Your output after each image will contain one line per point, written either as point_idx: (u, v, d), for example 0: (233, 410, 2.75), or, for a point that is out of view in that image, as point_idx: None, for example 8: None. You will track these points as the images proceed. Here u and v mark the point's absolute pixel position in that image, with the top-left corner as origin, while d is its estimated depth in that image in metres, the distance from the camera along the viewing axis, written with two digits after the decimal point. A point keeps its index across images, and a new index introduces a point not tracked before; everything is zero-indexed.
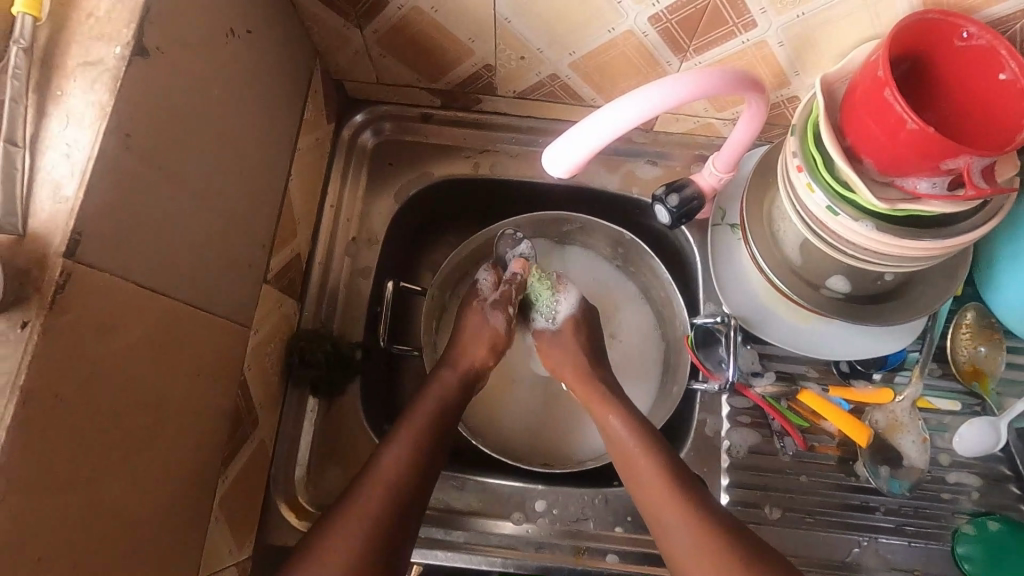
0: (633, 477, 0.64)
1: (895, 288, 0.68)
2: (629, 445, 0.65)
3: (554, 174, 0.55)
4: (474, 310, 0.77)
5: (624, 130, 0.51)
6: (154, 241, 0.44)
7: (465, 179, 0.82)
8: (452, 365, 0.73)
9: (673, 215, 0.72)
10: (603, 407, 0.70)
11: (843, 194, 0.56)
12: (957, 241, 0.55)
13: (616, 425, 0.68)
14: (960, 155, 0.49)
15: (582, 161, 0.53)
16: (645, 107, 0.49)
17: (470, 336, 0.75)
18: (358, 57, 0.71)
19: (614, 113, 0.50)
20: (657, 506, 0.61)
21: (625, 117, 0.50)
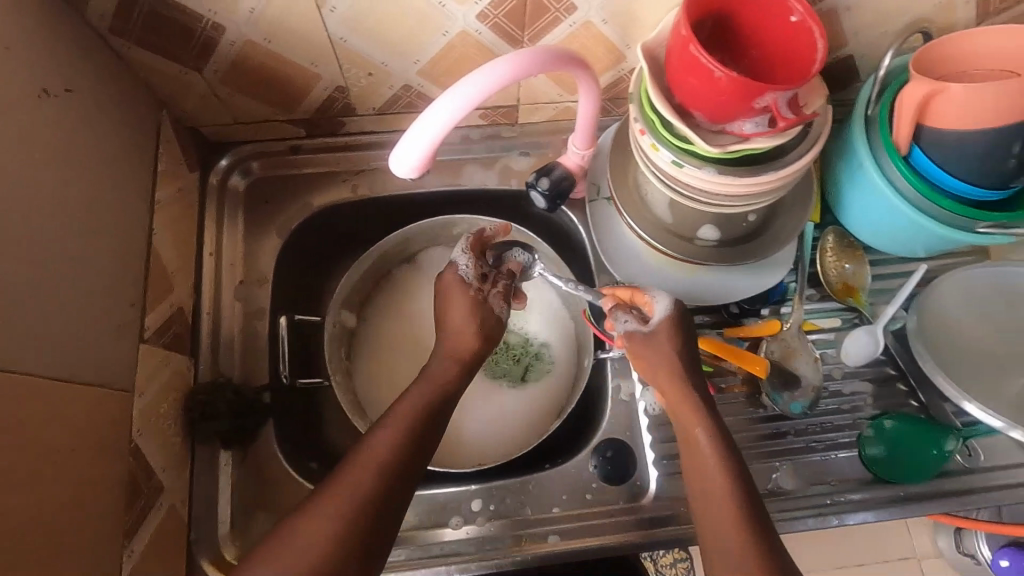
0: (705, 493, 0.58)
1: (759, 226, 0.73)
2: (704, 460, 0.59)
3: (403, 175, 0.55)
4: (468, 289, 0.70)
5: (452, 122, 0.51)
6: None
7: (347, 203, 0.82)
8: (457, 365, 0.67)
9: (548, 198, 0.74)
10: (690, 416, 0.62)
11: (684, 148, 0.60)
12: (788, 170, 0.60)
13: (705, 440, 0.60)
14: (765, 93, 0.54)
15: (426, 154, 0.53)
16: (464, 97, 0.50)
17: (466, 323, 0.69)
18: (207, 100, 0.70)
19: (438, 109, 0.50)
20: (721, 523, 0.56)
21: (448, 111, 0.50)
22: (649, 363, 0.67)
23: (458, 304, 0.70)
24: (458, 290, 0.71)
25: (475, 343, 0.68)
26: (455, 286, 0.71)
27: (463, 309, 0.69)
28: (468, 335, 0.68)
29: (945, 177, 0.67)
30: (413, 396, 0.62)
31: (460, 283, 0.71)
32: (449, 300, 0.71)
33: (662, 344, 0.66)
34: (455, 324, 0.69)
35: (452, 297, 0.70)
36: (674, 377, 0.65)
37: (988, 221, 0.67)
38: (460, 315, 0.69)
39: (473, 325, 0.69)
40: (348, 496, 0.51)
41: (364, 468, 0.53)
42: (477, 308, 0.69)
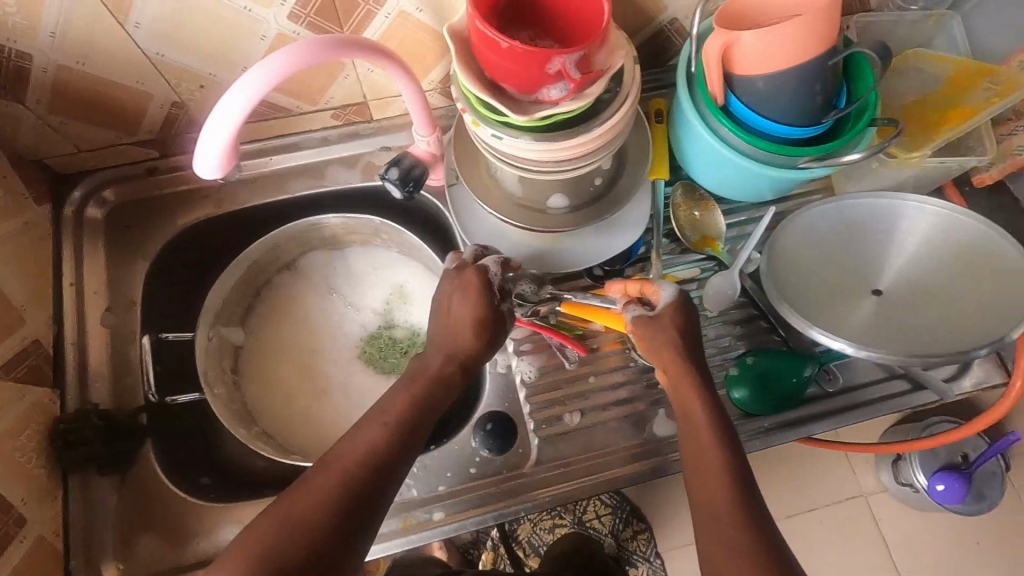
0: (697, 468, 0.59)
1: (606, 188, 0.77)
2: (697, 431, 0.60)
3: (208, 175, 0.54)
4: (473, 289, 0.67)
5: (241, 118, 0.51)
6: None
7: (212, 217, 0.83)
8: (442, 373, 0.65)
9: (401, 186, 0.76)
10: (688, 394, 0.63)
11: (501, 120, 0.63)
12: (601, 129, 0.64)
13: (702, 418, 0.61)
14: (552, 58, 0.57)
15: (227, 146, 0.52)
16: (247, 91, 0.50)
17: (462, 317, 0.67)
18: (40, 131, 0.70)
19: (224, 106, 0.50)
20: (709, 491, 0.56)
21: (232, 107, 0.50)
22: (648, 340, 0.66)
23: (475, 296, 0.67)
24: (460, 287, 0.67)
25: (470, 339, 0.66)
26: (463, 289, 0.67)
27: (470, 310, 0.66)
28: (466, 334, 0.66)
29: (759, 120, 0.71)
30: (402, 399, 0.62)
31: (466, 287, 0.67)
32: (467, 294, 0.67)
33: (664, 327, 0.65)
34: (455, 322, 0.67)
35: (468, 295, 0.67)
36: (675, 357, 0.64)
37: (806, 156, 0.71)
38: (456, 308, 0.67)
39: (473, 319, 0.66)
40: (324, 496, 0.53)
41: (338, 473, 0.55)
42: (484, 304, 0.66)
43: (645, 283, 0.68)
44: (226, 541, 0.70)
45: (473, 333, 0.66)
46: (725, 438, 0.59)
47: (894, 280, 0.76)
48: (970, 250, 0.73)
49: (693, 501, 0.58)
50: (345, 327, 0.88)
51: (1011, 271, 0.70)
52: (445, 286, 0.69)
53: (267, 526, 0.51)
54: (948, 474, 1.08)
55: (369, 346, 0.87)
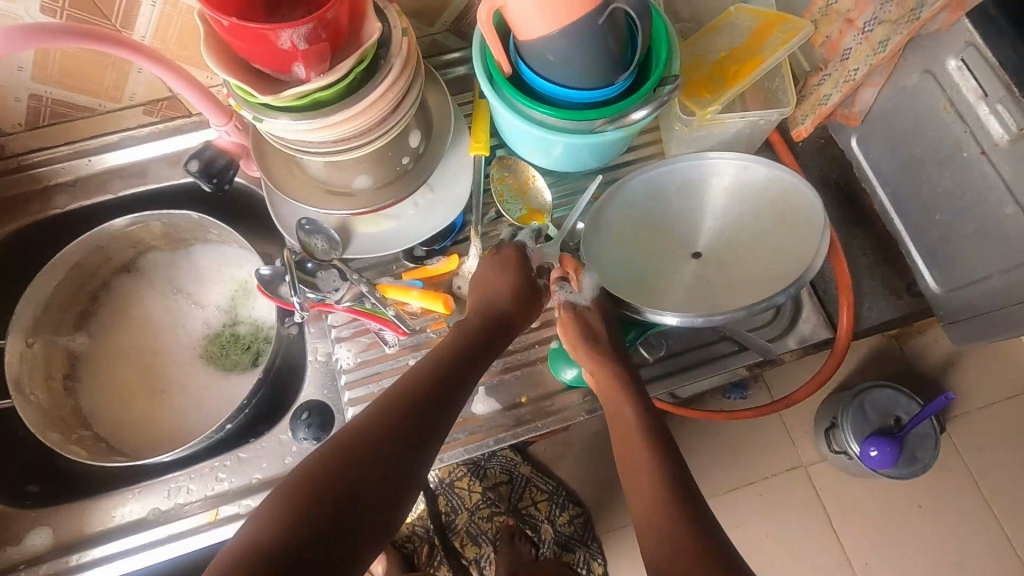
0: (629, 465, 0.63)
1: (412, 167, 0.76)
2: (628, 429, 0.65)
3: None
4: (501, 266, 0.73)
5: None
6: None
7: (34, 222, 0.82)
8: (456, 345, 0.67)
9: (202, 179, 0.75)
10: (613, 391, 0.68)
11: (247, 97, 0.61)
12: (359, 106, 0.62)
13: (630, 414, 0.66)
14: (274, 34, 0.55)
15: None
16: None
17: (505, 287, 0.71)
18: None
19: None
20: (639, 483, 0.61)
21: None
22: (570, 342, 0.70)
23: (511, 267, 0.72)
24: (502, 261, 0.73)
25: (513, 306, 0.71)
26: (491, 269, 0.73)
27: (499, 291, 0.71)
28: (500, 300, 0.70)
29: (546, 87, 0.69)
30: (434, 366, 0.64)
31: (492, 273, 0.73)
32: (487, 275, 0.72)
33: (585, 326, 0.69)
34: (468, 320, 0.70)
35: (508, 267, 0.72)
36: (596, 356, 0.68)
37: (599, 119, 0.70)
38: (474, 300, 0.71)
39: (510, 290, 0.71)
40: (349, 458, 0.54)
41: (353, 455, 0.54)
42: (517, 274, 0.72)
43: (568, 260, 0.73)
44: (36, 545, 0.70)
45: (514, 296, 0.71)
46: (659, 432, 0.64)
47: (710, 240, 0.76)
48: (776, 204, 0.72)
49: (631, 498, 0.62)
50: (186, 325, 0.88)
51: (809, 221, 0.69)
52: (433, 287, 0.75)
53: (266, 524, 0.48)
54: (881, 437, 1.00)
55: (212, 344, 0.87)
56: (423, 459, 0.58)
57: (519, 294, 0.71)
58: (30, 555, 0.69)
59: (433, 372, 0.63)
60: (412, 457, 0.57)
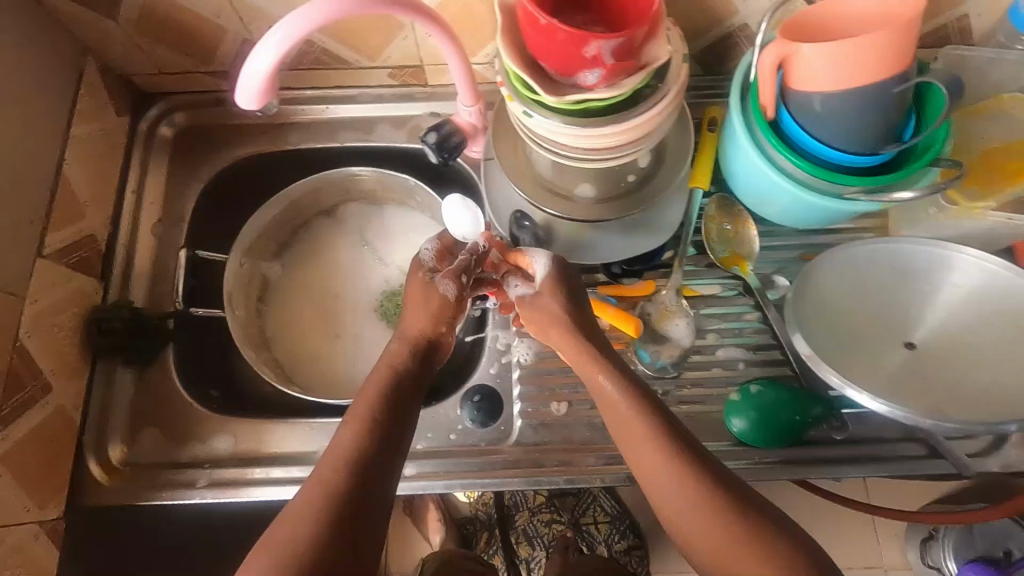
0: (634, 462, 0.55)
1: (635, 186, 0.76)
2: (629, 410, 0.56)
3: (248, 106, 0.58)
4: (428, 291, 0.66)
5: (274, 65, 0.55)
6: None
7: (265, 153, 0.88)
8: (425, 345, 0.64)
9: (435, 151, 0.78)
10: (592, 366, 0.60)
11: (525, 91, 0.63)
12: (629, 123, 0.63)
13: (608, 390, 0.58)
14: (589, 42, 0.56)
15: (265, 83, 0.56)
16: (280, 43, 0.54)
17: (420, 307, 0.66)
18: (130, 49, 0.78)
19: (253, 59, 0.55)
20: (657, 477, 0.53)
21: (266, 53, 0.54)
22: (544, 323, 0.64)
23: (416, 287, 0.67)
24: None
25: (429, 323, 0.65)
26: (426, 296, 0.66)
27: (429, 315, 0.65)
28: (422, 318, 0.65)
29: (803, 140, 0.67)
30: (371, 386, 0.59)
31: (436, 298, 0.66)
32: (425, 302, 0.66)
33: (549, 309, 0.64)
34: (420, 326, 0.65)
35: None
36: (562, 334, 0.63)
37: (855, 186, 0.67)
38: (418, 322, 0.65)
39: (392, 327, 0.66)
40: (316, 503, 0.48)
41: (329, 490, 0.49)
42: (426, 304, 0.65)
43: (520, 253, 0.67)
44: (217, 450, 0.75)
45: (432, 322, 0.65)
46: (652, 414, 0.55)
47: (930, 334, 0.72)
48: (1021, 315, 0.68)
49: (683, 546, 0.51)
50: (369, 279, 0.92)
51: None
52: (412, 298, 0.67)
53: None
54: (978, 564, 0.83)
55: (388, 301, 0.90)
56: (387, 479, 0.52)
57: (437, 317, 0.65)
58: (210, 458, 0.74)
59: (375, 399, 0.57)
60: (374, 481, 0.51)
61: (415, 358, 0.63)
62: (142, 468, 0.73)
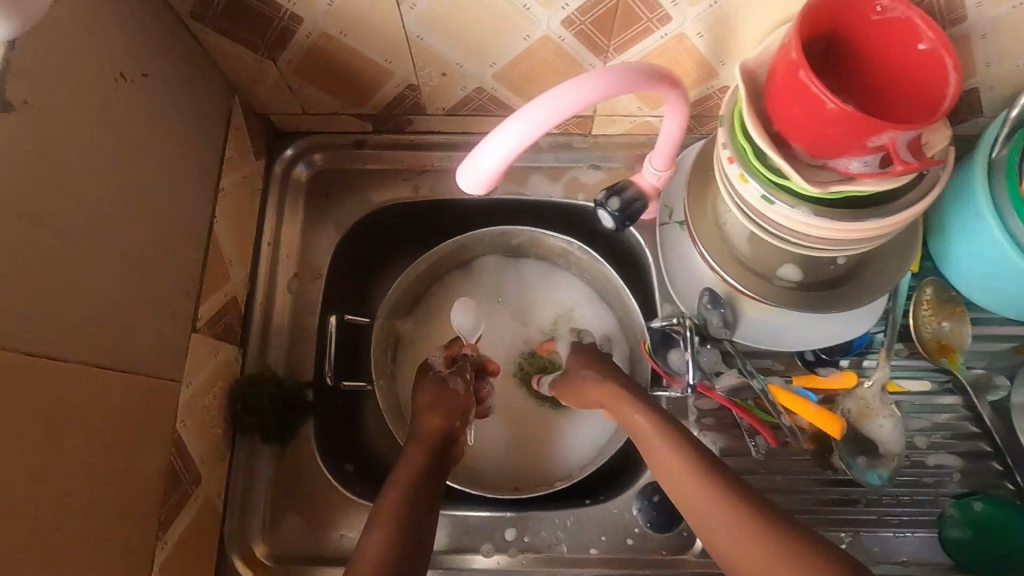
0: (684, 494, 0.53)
1: (845, 272, 0.67)
2: (664, 445, 0.57)
3: (471, 190, 0.50)
4: (440, 386, 0.70)
5: (515, 150, 0.47)
6: (32, 316, 0.42)
7: (407, 203, 0.80)
8: (439, 446, 0.65)
9: (616, 219, 0.69)
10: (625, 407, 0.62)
11: (777, 182, 0.54)
12: (895, 218, 0.53)
13: (642, 423, 0.60)
14: (883, 132, 0.47)
15: (499, 168, 0.48)
16: (530, 128, 0.46)
17: (428, 405, 0.68)
18: (279, 89, 0.69)
19: (491, 141, 0.47)
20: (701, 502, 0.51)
21: (508, 139, 0.47)
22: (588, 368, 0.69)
23: (428, 387, 0.71)
24: (425, 385, 0.71)
25: (435, 420, 0.67)
26: (434, 399, 0.69)
27: (441, 414, 0.67)
28: (430, 416, 0.67)
29: None
30: (402, 474, 0.60)
31: (447, 394, 0.70)
32: (433, 405, 0.68)
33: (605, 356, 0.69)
34: (434, 427, 0.66)
35: (428, 389, 0.70)
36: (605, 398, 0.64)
37: None
38: (435, 420, 0.67)
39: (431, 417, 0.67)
40: None
41: None
42: (443, 400, 0.69)
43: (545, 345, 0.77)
44: None
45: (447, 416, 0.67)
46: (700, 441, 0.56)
47: None
48: None
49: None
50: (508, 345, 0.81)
51: None
52: (424, 399, 0.69)
53: None
54: None
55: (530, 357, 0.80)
56: None
57: (440, 399, 0.69)
58: None
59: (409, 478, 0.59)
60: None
61: (434, 455, 0.63)
62: (289, 563, 0.66)
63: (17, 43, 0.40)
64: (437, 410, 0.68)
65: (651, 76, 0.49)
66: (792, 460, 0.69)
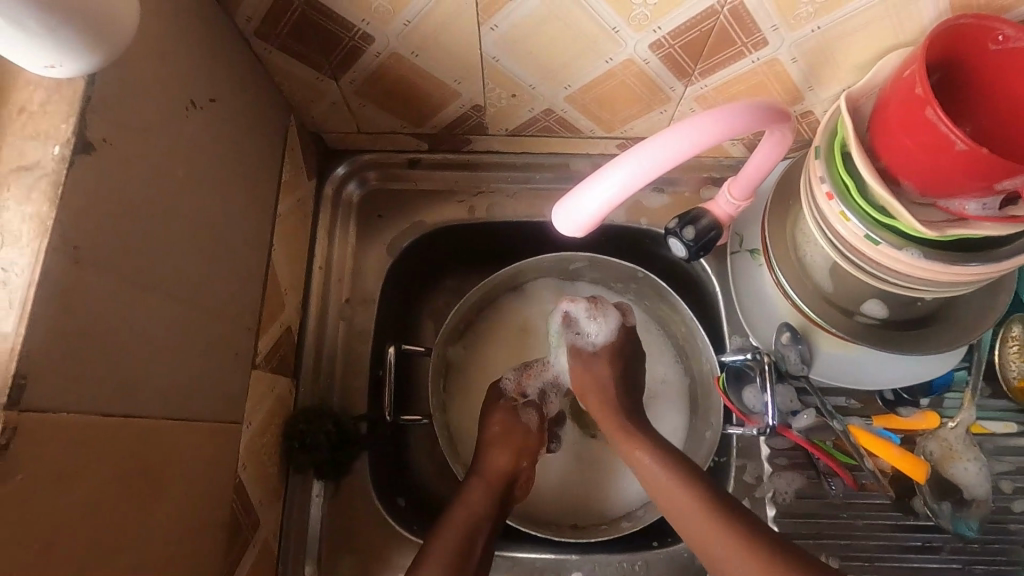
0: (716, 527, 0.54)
1: (935, 311, 0.63)
2: (679, 491, 0.57)
3: (567, 232, 0.51)
4: (512, 418, 0.69)
5: (620, 195, 0.47)
6: (111, 371, 0.38)
7: (461, 224, 0.76)
8: (506, 486, 0.64)
9: (690, 249, 0.65)
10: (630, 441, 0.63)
11: (883, 221, 0.51)
12: (1012, 263, 0.50)
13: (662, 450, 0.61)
14: (1017, 175, 0.44)
15: (596, 216, 0.49)
16: (635, 174, 0.46)
17: (497, 441, 0.67)
18: (336, 108, 0.66)
19: (593, 187, 0.47)
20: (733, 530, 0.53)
21: (607, 189, 0.47)
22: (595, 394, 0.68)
23: (499, 415, 0.69)
24: (497, 410, 0.70)
25: (505, 457, 0.66)
26: (503, 434, 0.68)
27: (509, 452, 0.66)
28: (499, 453, 0.66)
29: None
30: (459, 519, 0.59)
31: (518, 430, 0.68)
32: (504, 440, 0.67)
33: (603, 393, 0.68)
34: (500, 466, 0.65)
35: (501, 419, 0.69)
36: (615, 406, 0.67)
37: None
38: (503, 458, 0.66)
39: (500, 451, 0.66)
40: None
41: None
42: (512, 434, 0.68)
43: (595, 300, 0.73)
44: None
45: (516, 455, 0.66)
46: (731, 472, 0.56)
47: None
48: None
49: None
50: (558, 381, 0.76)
51: None
52: (492, 430, 0.68)
53: None
54: None
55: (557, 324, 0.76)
56: None
57: (510, 434, 0.68)
58: None
59: (469, 523, 0.58)
60: None
61: (497, 500, 0.62)
62: None
63: (98, 78, 0.36)
64: (507, 446, 0.66)
65: (756, 112, 0.48)
66: (872, 503, 0.65)
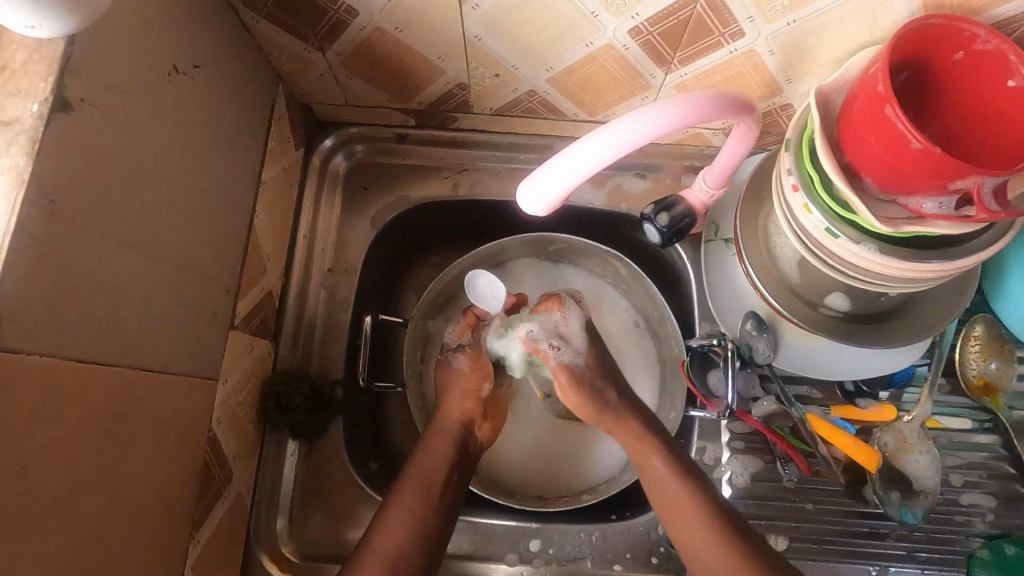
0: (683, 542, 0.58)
1: (898, 308, 0.64)
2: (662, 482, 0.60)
3: (533, 211, 0.54)
4: (448, 369, 0.70)
5: (588, 173, 0.50)
6: (83, 320, 0.41)
7: (445, 201, 0.78)
8: (464, 433, 0.66)
9: (664, 235, 0.67)
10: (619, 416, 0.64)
11: (842, 214, 0.52)
12: (966, 263, 0.51)
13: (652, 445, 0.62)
14: (969, 176, 0.45)
15: (562, 195, 0.52)
16: (602, 155, 0.49)
17: (454, 392, 0.68)
18: (324, 80, 0.67)
19: (582, 147, 0.49)
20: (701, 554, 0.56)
21: (575, 169, 0.49)
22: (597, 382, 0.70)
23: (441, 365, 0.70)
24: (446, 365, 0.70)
25: (458, 412, 0.67)
26: (450, 385, 0.69)
27: (463, 401, 0.67)
28: (454, 409, 0.67)
29: None
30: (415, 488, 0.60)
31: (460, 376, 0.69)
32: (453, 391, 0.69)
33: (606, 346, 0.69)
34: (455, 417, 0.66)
35: (452, 378, 0.69)
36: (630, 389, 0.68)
37: None
38: (456, 408, 0.67)
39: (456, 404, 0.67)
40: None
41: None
42: (458, 384, 0.68)
43: (550, 303, 0.69)
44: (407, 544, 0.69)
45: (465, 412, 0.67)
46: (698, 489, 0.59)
47: None
48: None
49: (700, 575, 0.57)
50: None
51: None
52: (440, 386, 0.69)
53: None
54: None
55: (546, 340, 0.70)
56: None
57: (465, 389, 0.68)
58: None
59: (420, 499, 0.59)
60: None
61: (461, 449, 0.65)
62: (315, 561, 0.66)
63: (77, 39, 0.38)
64: (458, 399, 0.67)
65: (719, 101, 0.50)
66: (824, 490, 0.68)
